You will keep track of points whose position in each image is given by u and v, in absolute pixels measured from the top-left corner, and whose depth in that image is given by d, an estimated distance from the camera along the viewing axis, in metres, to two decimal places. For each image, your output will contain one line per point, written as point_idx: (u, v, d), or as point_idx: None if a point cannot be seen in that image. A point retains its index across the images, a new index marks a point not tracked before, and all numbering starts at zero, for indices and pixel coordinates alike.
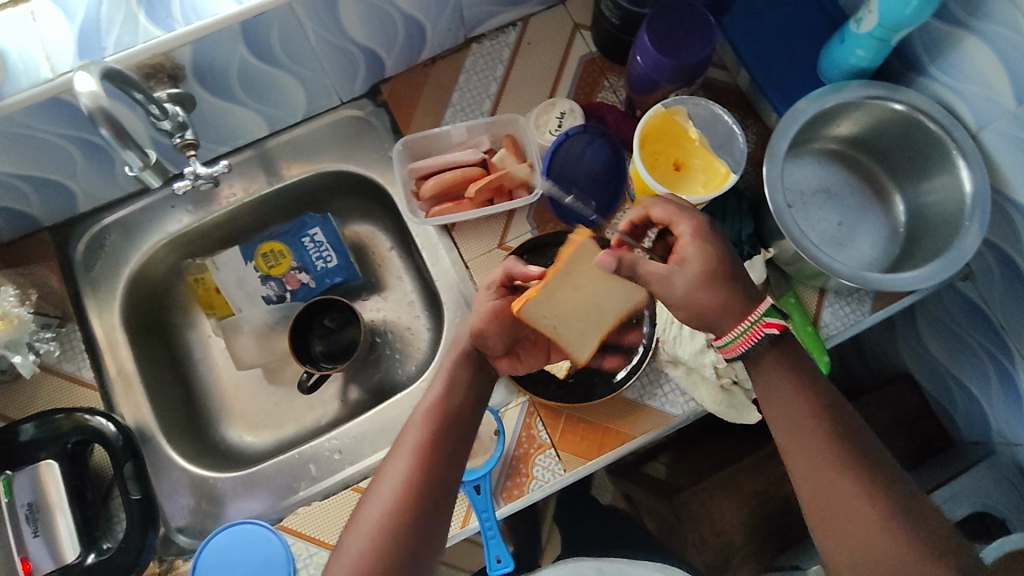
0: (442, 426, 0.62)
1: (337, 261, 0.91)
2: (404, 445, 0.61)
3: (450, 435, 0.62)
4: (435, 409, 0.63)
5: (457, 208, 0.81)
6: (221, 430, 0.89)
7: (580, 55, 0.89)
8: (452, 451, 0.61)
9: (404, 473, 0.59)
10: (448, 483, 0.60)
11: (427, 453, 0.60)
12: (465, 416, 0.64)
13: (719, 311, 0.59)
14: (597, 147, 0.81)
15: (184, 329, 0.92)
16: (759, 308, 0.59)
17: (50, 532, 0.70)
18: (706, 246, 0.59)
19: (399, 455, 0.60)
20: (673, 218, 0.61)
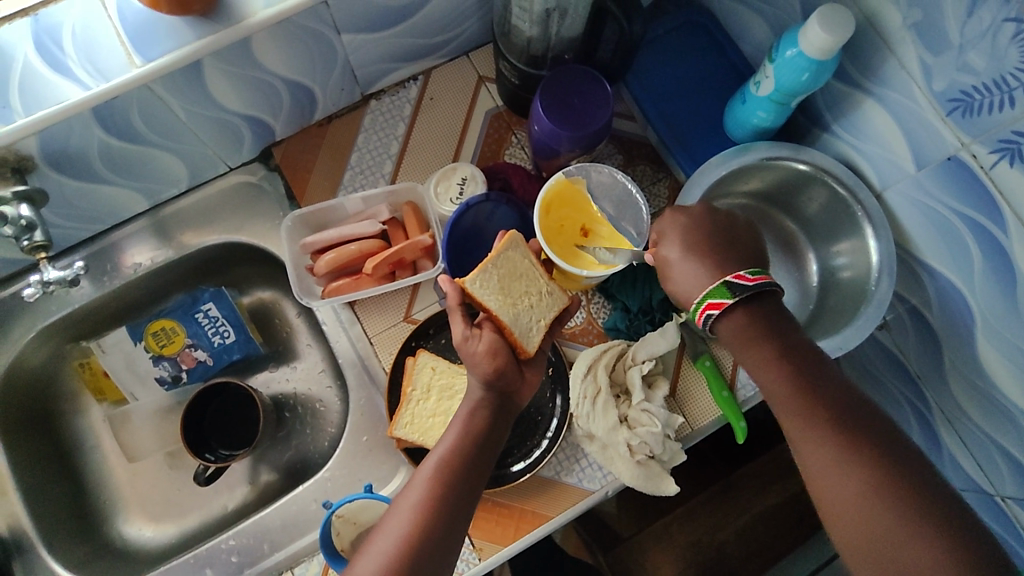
0: (449, 480, 0.57)
1: (235, 336, 0.85)
2: (407, 497, 0.56)
3: (457, 489, 0.57)
4: (455, 443, 0.59)
5: (355, 285, 0.76)
6: (118, 526, 0.83)
7: (485, 109, 0.85)
8: (457, 507, 0.56)
9: (419, 509, 0.55)
10: (449, 545, 0.55)
11: (435, 505, 0.55)
12: (477, 469, 0.59)
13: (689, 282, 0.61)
14: (502, 212, 0.77)
15: (73, 418, 0.86)
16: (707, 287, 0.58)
17: None
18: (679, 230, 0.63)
19: (404, 506, 0.56)
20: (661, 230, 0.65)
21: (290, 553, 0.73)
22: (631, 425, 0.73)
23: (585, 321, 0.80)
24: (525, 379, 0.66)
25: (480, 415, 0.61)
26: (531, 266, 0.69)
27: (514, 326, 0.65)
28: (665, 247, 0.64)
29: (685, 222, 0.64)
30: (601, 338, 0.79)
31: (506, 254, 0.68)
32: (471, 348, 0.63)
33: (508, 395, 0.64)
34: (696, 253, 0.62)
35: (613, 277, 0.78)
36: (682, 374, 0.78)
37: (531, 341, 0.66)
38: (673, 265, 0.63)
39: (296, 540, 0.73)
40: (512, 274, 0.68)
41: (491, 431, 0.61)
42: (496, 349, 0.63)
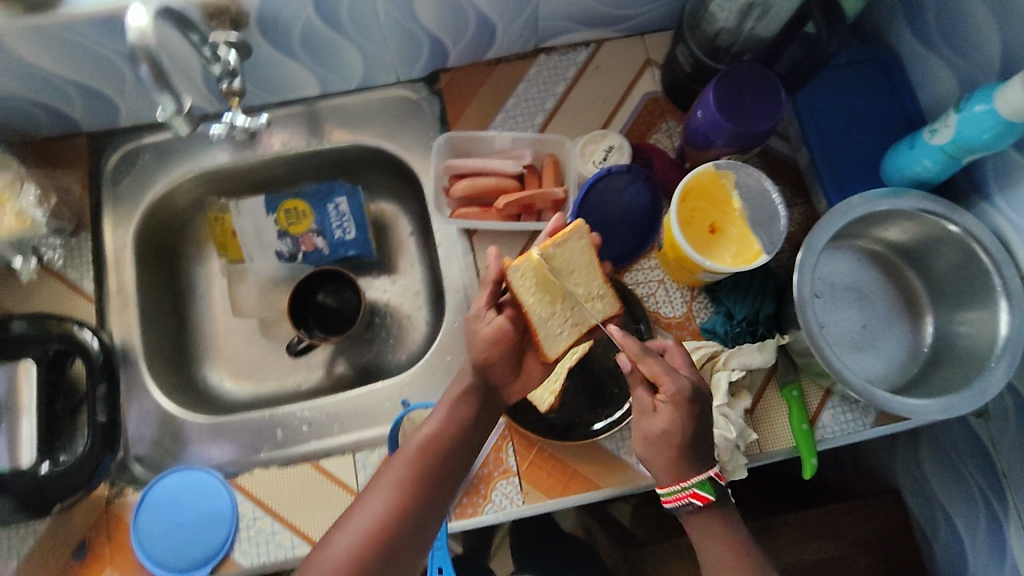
0: (426, 466, 0.67)
1: (355, 235, 0.92)
2: (386, 478, 0.66)
3: (433, 475, 0.67)
4: (434, 434, 0.68)
5: (480, 215, 0.80)
6: (204, 370, 0.89)
7: (645, 90, 0.87)
8: (431, 491, 0.66)
9: (394, 493, 0.65)
10: (422, 525, 0.65)
11: (409, 489, 0.65)
12: (453, 460, 0.68)
13: (663, 467, 0.67)
14: (638, 187, 0.80)
15: (193, 263, 0.94)
16: (695, 479, 0.66)
17: (13, 431, 0.71)
18: (682, 420, 0.65)
19: (383, 486, 0.65)
20: (661, 377, 0.66)
21: (355, 439, 0.77)
22: (706, 425, 0.72)
23: (684, 315, 0.80)
24: (518, 377, 0.74)
25: (462, 411, 0.70)
26: (587, 262, 0.71)
27: (539, 326, 0.71)
28: (664, 401, 0.66)
29: (686, 388, 0.66)
30: (694, 336, 0.80)
31: (566, 244, 0.70)
32: (476, 329, 0.72)
33: (495, 385, 0.73)
34: (671, 444, 0.66)
35: (726, 281, 0.78)
36: (764, 396, 0.77)
37: (552, 347, 0.72)
38: (663, 423, 0.66)
39: (363, 430, 0.78)
40: (562, 268, 0.70)
41: (469, 426, 0.70)
42: (499, 339, 0.71)
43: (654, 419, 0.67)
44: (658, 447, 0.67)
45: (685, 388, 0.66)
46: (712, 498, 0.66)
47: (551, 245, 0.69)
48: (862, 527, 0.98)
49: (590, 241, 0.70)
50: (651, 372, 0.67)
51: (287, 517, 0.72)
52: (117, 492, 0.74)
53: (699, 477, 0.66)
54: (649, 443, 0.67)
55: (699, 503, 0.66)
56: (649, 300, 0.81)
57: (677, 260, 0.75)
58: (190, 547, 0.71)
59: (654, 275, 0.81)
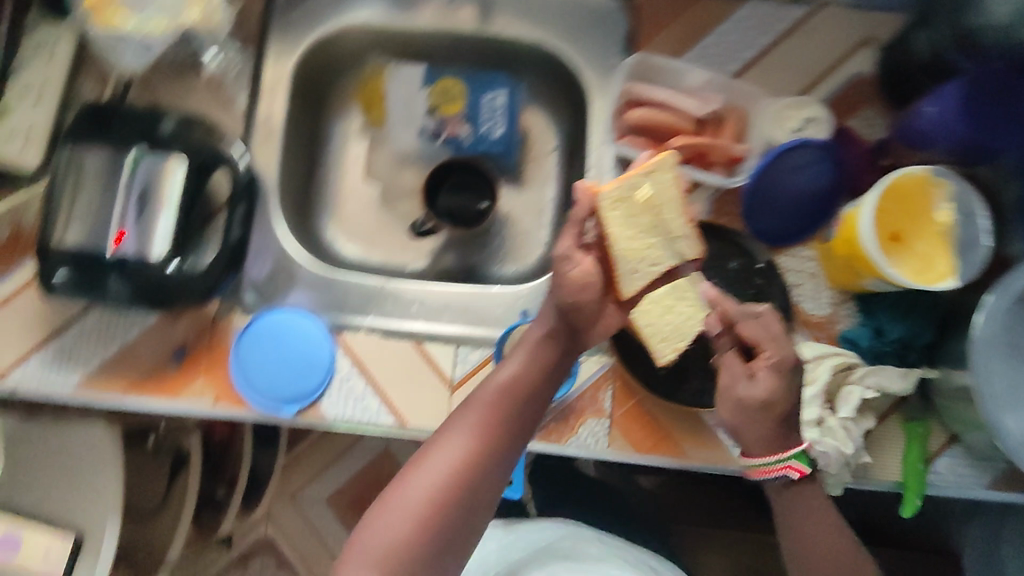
0: (504, 412, 0.65)
1: (502, 133, 0.88)
2: (462, 419, 0.65)
3: (509, 419, 0.65)
4: (511, 379, 0.67)
5: (648, 149, 0.76)
6: (321, 221, 0.89)
7: (854, 70, 0.78)
8: (509, 438, 0.65)
9: (470, 437, 0.63)
10: (501, 469, 0.64)
11: (486, 434, 0.64)
12: (529, 406, 0.67)
13: (762, 438, 0.65)
14: (820, 169, 0.73)
15: (335, 114, 0.91)
16: (792, 449, 0.65)
17: (149, 225, 0.69)
18: (781, 385, 0.64)
19: (461, 427, 0.64)
20: (764, 342, 0.66)
21: (459, 332, 0.77)
22: (822, 431, 0.68)
23: (826, 317, 0.74)
24: (602, 317, 0.70)
25: (542, 358, 0.68)
26: (673, 199, 0.67)
27: (622, 262, 0.68)
28: (766, 367, 0.65)
29: (788, 355, 0.65)
30: (830, 341, 0.74)
31: (655, 177, 0.67)
32: (565, 268, 0.68)
33: (577, 329, 0.70)
34: (772, 412, 0.64)
35: (889, 295, 0.72)
36: (884, 423, 0.73)
37: (630, 285, 0.68)
38: (765, 391, 0.64)
39: (469, 327, 0.77)
40: (646, 203, 0.67)
41: (547, 372, 0.68)
42: (587, 278, 0.68)
43: (754, 387, 0.65)
44: (751, 415, 0.65)
45: (789, 358, 0.65)
46: (810, 470, 0.65)
47: (639, 174, 0.66)
48: None
49: (678, 176, 0.67)
50: (754, 338, 0.66)
51: (381, 387, 0.73)
52: (223, 313, 0.75)
53: (796, 448, 0.65)
54: (744, 411, 0.65)
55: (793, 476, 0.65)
56: (796, 290, 0.74)
57: (848, 258, 0.69)
58: (289, 385, 0.72)
59: (808, 266, 0.75)
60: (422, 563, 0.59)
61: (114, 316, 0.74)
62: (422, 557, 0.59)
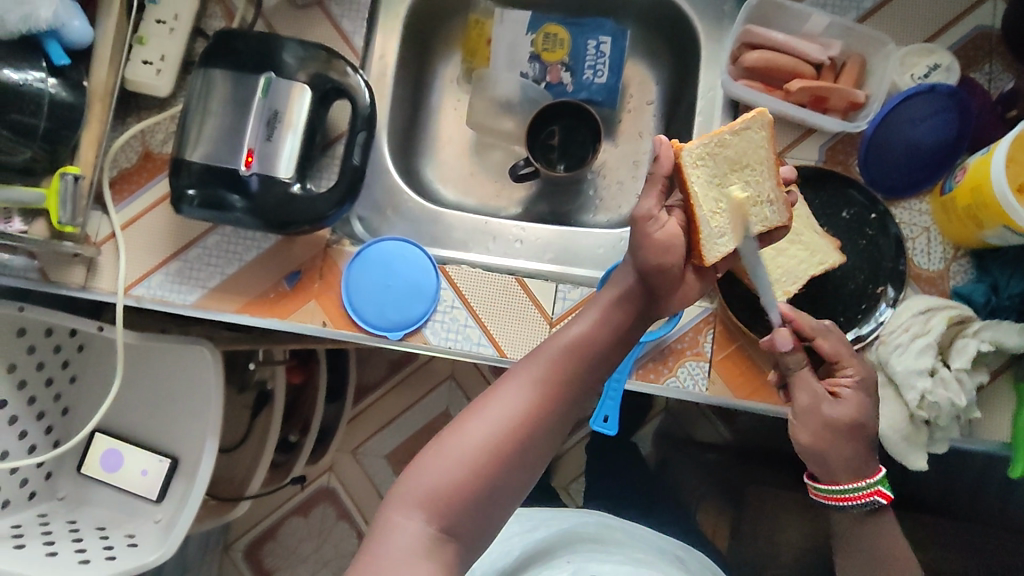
0: (571, 371, 0.63)
1: (605, 81, 0.88)
2: (526, 373, 0.62)
3: (574, 379, 0.63)
4: (580, 338, 0.64)
5: (765, 93, 0.75)
6: (420, 164, 0.91)
7: (979, 22, 0.76)
8: (570, 399, 0.63)
9: (532, 391, 0.61)
10: (557, 431, 0.62)
11: (547, 391, 0.61)
12: (595, 371, 0.64)
13: (847, 460, 0.65)
14: (941, 120, 0.71)
15: (438, 59, 0.93)
16: (874, 475, 0.66)
17: (278, 145, 0.72)
18: (863, 404, 0.65)
19: (523, 380, 0.62)
20: (845, 360, 0.67)
21: (560, 270, 0.77)
22: (935, 381, 0.66)
23: (938, 272, 0.73)
24: (681, 288, 0.68)
25: (615, 320, 0.65)
26: (761, 160, 0.66)
27: (705, 225, 0.65)
28: (851, 386, 0.66)
29: (869, 375, 0.67)
30: (942, 296, 0.72)
31: (746, 135, 0.66)
32: (649, 230, 0.64)
33: (655, 295, 0.67)
34: (853, 430, 0.65)
35: (1010, 250, 0.70)
36: (996, 382, 0.70)
37: (714, 251, 0.66)
38: (852, 411, 0.65)
39: (568, 267, 0.77)
40: (735, 162, 0.66)
41: (619, 336, 0.65)
42: (672, 243, 0.65)
43: (839, 407, 0.65)
44: (836, 436, 0.65)
45: (869, 377, 0.67)
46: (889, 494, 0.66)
47: (729, 131, 0.65)
48: None
49: (769, 136, 0.66)
50: (834, 352, 0.67)
51: (481, 319, 0.74)
52: (335, 240, 0.77)
53: (877, 474, 0.66)
54: (832, 431, 0.65)
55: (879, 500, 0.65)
56: (910, 243, 0.73)
57: (971, 206, 0.67)
58: (390, 313, 0.73)
59: (922, 220, 0.73)
60: (465, 510, 0.57)
61: (231, 238, 0.77)
62: (468, 502, 0.57)
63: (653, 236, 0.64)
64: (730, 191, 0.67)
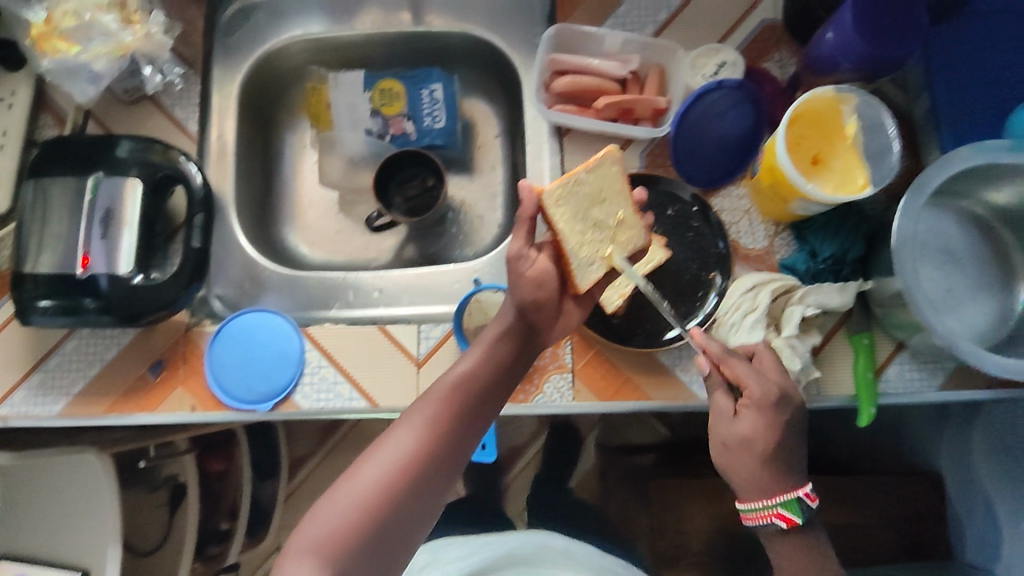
0: (458, 407, 0.65)
1: (444, 125, 0.92)
2: (417, 413, 0.64)
3: (465, 415, 0.65)
4: (469, 375, 0.67)
5: (578, 113, 0.80)
6: (283, 232, 0.93)
7: (762, 17, 0.82)
8: (460, 435, 0.64)
9: (424, 430, 0.63)
10: (449, 467, 0.63)
11: (440, 427, 0.63)
12: (482, 405, 0.67)
13: (750, 483, 0.64)
14: (740, 111, 0.77)
15: (285, 129, 0.96)
16: (781, 497, 0.64)
17: (114, 242, 0.73)
18: (763, 424, 0.64)
19: (414, 420, 0.64)
20: (746, 381, 0.65)
21: (421, 311, 0.81)
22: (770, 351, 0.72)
23: (764, 249, 0.78)
24: (557, 317, 0.73)
25: (497, 355, 0.69)
26: (618, 191, 0.71)
27: (573, 256, 0.70)
28: (748, 405, 0.65)
29: (772, 390, 0.64)
30: (771, 270, 0.78)
31: (601, 169, 0.70)
32: (520, 269, 0.71)
33: (534, 329, 0.72)
34: (749, 450, 0.64)
35: (818, 217, 0.76)
36: (831, 340, 0.76)
37: (584, 277, 0.71)
38: (746, 428, 0.64)
39: (429, 306, 0.81)
40: (597, 196, 0.71)
41: (505, 371, 0.69)
42: (542, 280, 0.71)
43: (738, 424, 0.65)
44: (733, 454, 0.65)
45: (770, 394, 0.64)
46: (799, 520, 0.64)
47: (585, 169, 0.70)
48: (896, 504, 0.99)
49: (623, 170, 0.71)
50: (738, 377, 0.66)
51: (349, 372, 0.76)
52: (196, 322, 0.79)
53: (785, 496, 0.64)
54: (728, 452, 0.65)
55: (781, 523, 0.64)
56: (732, 227, 0.79)
57: (773, 185, 0.73)
58: (257, 384, 0.75)
59: (741, 204, 0.79)
60: (357, 555, 0.55)
61: (91, 339, 0.77)
62: (359, 547, 0.56)
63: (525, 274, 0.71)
64: (597, 222, 0.71)
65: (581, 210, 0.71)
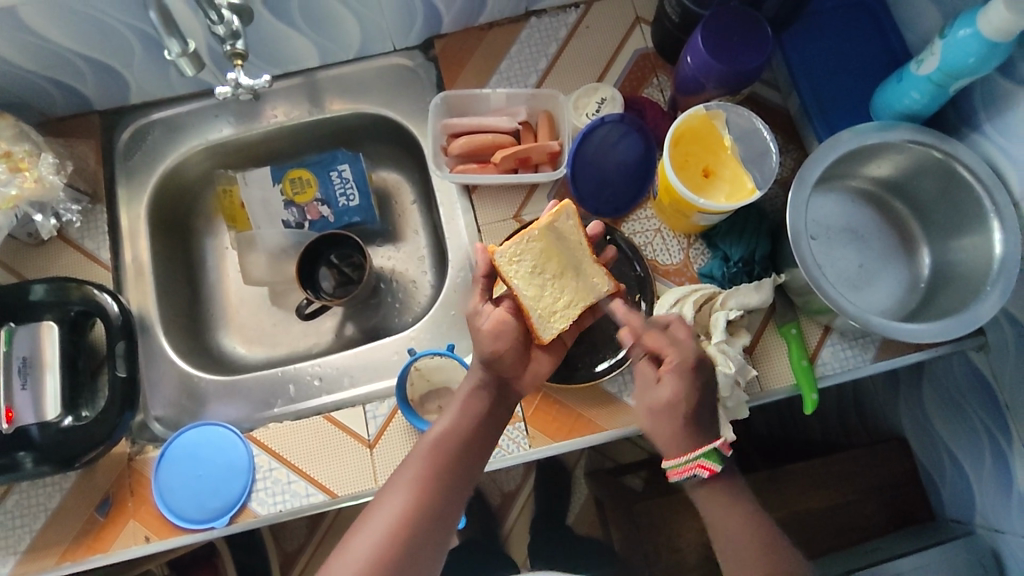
0: (441, 463, 0.65)
1: (359, 202, 0.93)
2: (402, 478, 0.64)
3: (449, 473, 0.65)
4: (448, 432, 0.67)
5: (480, 171, 0.83)
6: (218, 337, 0.92)
7: (635, 48, 0.87)
8: (447, 493, 0.64)
9: (410, 494, 0.63)
10: (440, 525, 0.63)
11: (425, 489, 0.63)
12: (467, 458, 0.66)
13: (670, 439, 0.68)
14: (631, 140, 0.81)
15: (203, 236, 0.96)
16: (701, 449, 0.67)
17: (37, 388, 0.73)
18: (682, 386, 0.67)
19: (400, 486, 0.64)
20: (667, 348, 0.68)
21: (365, 390, 0.81)
22: (708, 362, 0.72)
23: (681, 263, 0.81)
24: (528, 366, 0.72)
25: (475, 406, 0.69)
26: (575, 244, 0.72)
27: (532, 311, 0.70)
28: (670, 371, 0.68)
29: (692, 358, 0.68)
30: (693, 281, 0.81)
31: (556, 225, 0.71)
32: (478, 324, 0.71)
33: (506, 379, 0.71)
34: (675, 412, 0.67)
35: (722, 224, 0.79)
36: (763, 336, 0.79)
37: (546, 331, 0.70)
38: (669, 393, 0.67)
39: (372, 383, 0.81)
40: (552, 250, 0.71)
41: (483, 421, 0.69)
42: (500, 331, 0.70)
43: (660, 390, 0.68)
44: (658, 418, 0.68)
45: (689, 359, 0.68)
46: (719, 467, 0.67)
47: (538, 227, 0.70)
48: (870, 477, 0.97)
49: (577, 224, 0.71)
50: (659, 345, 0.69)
51: (303, 469, 0.75)
52: (138, 450, 0.77)
53: (706, 446, 0.67)
54: (654, 413, 0.68)
55: (704, 473, 0.67)
56: (647, 248, 0.82)
57: (672, 204, 0.76)
58: (213, 500, 0.74)
59: (651, 225, 0.82)
60: None
61: (31, 491, 0.75)
62: None
63: (484, 328, 0.70)
64: (553, 278, 0.71)
65: (537, 265, 0.71)
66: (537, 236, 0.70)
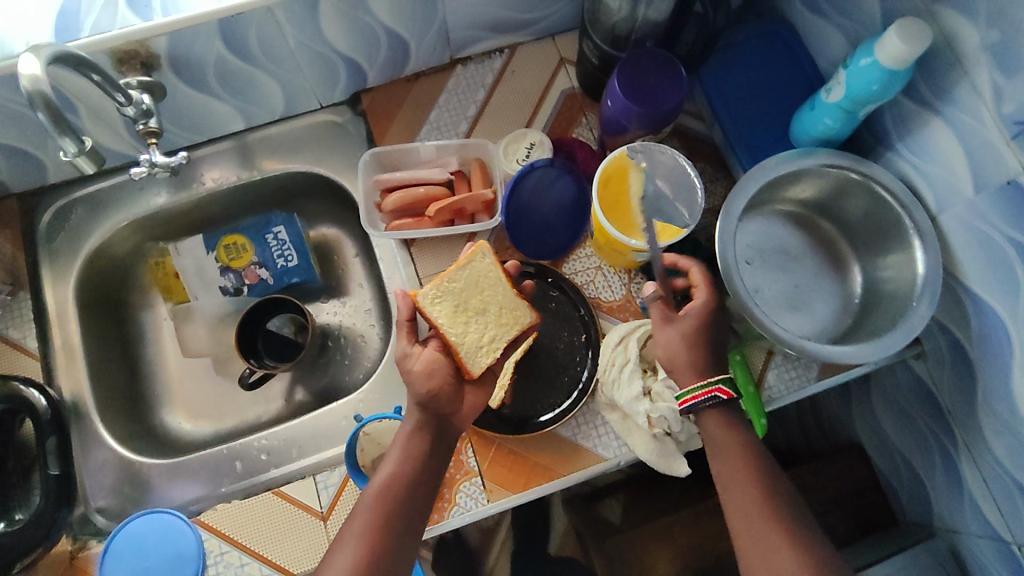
0: (390, 510, 0.62)
1: (298, 262, 0.91)
2: (351, 530, 0.61)
3: (398, 519, 0.62)
4: (395, 477, 0.64)
5: (415, 225, 0.81)
6: (160, 414, 0.89)
7: (562, 89, 0.88)
8: (398, 541, 0.61)
9: (360, 545, 0.60)
10: None
11: (374, 540, 0.60)
12: (413, 503, 0.64)
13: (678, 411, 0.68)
14: (564, 182, 0.82)
15: (140, 310, 0.93)
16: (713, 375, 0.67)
17: None
18: (703, 314, 0.69)
19: (348, 539, 0.61)
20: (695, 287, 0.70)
21: (315, 459, 0.79)
22: (653, 399, 0.74)
23: (623, 298, 0.82)
24: (463, 401, 0.70)
25: (416, 447, 0.66)
26: (493, 282, 0.73)
27: (460, 345, 0.70)
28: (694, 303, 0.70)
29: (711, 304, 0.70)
30: (636, 316, 0.81)
31: (471, 266, 0.73)
32: (409, 366, 0.69)
33: (444, 416, 0.69)
34: (694, 345, 0.69)
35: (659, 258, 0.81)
36: None
37: (475, 364, 0.70)
38: (695, 309, 0.69)
39: (322, 451, 0.79)
40: (471, 290, 0.72)
41: (427, 461, 0.66)
42: (433, 369, 0.68)
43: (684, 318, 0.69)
44: (671, 347, 0.69)
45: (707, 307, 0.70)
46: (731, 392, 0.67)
47: (454, 267, 0.72)
48: (830, 486, 0.98)
49: (494, 260, 0.73)
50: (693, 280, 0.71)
51: (255, 550, 0.72)
52: (80, 546, 0.74)
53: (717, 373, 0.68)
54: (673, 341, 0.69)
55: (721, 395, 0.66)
56: (589, 286, 0.83)
57: (608, 245, 0.76)
58: None
59: (591, 263, 0.83)
60: None
61: None
62: None
63: (416, 368, 0.68)
64: (475, 313, 0.72)
65: (458, 305, 0.72)
66: (452, 278, 0.72)
